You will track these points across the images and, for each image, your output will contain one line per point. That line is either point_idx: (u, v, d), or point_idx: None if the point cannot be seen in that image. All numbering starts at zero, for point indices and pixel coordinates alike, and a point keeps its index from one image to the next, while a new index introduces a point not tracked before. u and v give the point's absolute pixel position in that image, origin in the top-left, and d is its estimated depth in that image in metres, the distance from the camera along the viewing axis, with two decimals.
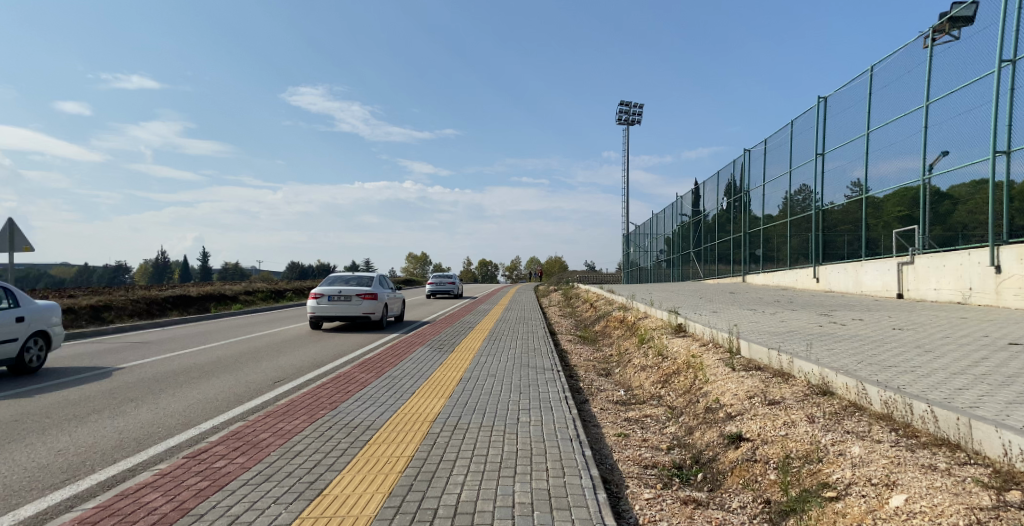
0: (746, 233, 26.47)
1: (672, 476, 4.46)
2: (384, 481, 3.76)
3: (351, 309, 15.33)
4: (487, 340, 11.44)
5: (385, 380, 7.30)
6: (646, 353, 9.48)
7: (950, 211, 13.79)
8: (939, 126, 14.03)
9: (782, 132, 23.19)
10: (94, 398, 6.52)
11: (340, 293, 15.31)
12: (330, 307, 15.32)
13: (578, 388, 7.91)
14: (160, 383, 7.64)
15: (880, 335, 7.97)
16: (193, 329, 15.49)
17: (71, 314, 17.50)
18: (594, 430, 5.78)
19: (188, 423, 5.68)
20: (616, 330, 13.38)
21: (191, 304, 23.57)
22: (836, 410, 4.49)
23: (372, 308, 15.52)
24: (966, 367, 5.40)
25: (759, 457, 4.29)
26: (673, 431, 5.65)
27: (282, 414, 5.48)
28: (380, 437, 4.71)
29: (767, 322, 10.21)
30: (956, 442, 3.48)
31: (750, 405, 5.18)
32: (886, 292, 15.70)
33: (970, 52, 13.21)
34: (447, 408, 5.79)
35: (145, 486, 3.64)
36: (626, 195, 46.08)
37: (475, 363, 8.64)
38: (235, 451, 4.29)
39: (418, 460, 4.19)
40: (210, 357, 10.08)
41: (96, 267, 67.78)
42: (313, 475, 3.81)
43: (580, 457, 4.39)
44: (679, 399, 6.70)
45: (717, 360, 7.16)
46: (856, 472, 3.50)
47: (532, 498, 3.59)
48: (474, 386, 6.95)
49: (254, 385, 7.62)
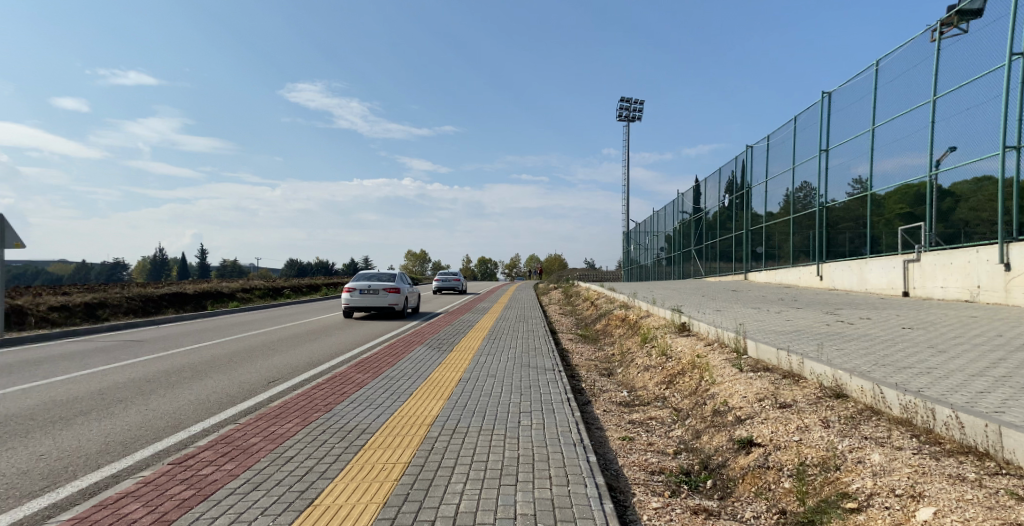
0: (747, 231, 26.31)
1: (680, 483, 4.27)
2: (379, 490, 3.57)
3: (379, 301, 17.20)
4: (487, 339, 11.25)
5: (382, 381, 7.11)
6: (649, 352, 9.29)
7: (952, 208, 13.70)
8: (946, 121, 13.77)
9: (785, 128, 22.97)
10: (82, 399, 6.33)
11: (370, 286, 17.28)
12: (360, 299, 17.25)
13: (580, 388, 7.73)
14: (151, 383, 7.45)
15: (890, 335, 7.78)
16: (189, 327, 15.28)
17: (65, 311, 17.29)
18: (597, 433, 5.59)
19: (177, 426, 5.48)
20: (618, 329, 13.20)
21: (188, 302, 23.39)
22: (852, 414, 4.29)
23: (396, 300, 17.41)
24: (984, 369, 5.21)
25: (772, 464, 4.10)
26: (680, 434, 5.46)
27: (275, 418, 5.30)
28: (376, 441, 4.51)
29: (773, 321, 10.02)
30: (984, 451, 3.29)
31: (759, 408, 5.00)
32: (892, 290, 15.50)
33: (978, 46, 12.97)
34: (446, 411, 5.60)
35: (126, 496, 3.43)
36: (627, 192, 45.86)
37: (474, 363, 8.46)
38: (223, 457, 4.08)
39: (414, 467, 3.99)
40: (204, 356, 9.88)
41: (94, 265, 67.60)
42: (304, 483, 3.62)
43: (585, 463, 4.20)
44: (684, 401, 6.52)
45: (724, 361, 6.98)
46: (878, 482, 3.31)
47: (535, 509, 3.39)
48: (474, 387, 6.77)
49: (247, 386, 7.43)
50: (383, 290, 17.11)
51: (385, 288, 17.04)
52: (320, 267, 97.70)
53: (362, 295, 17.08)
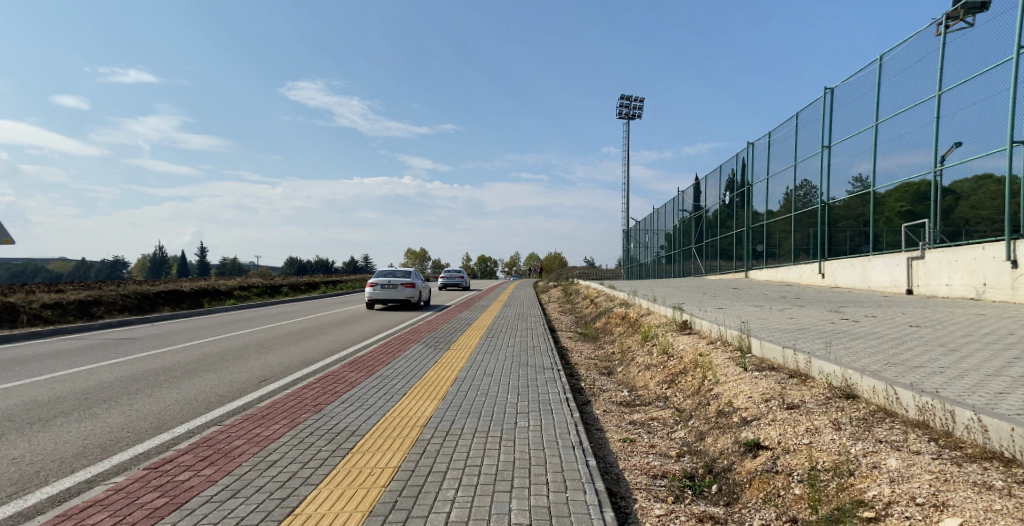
0: (748, 229, 26.05)
1: (684, 488, 4.07)
2: (365, 497, 3.37)
3: (397, 294, 19.57)
4: (484, 337, 11.04)
5: (375, 381, 6.89)
6: (650, 351, 9.09)
7: (953, 208, 13.54)
8: (951, 116, 13.52)
9: (786, 125, 22.72)
10: (65, 400, 6.13)
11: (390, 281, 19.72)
12: (381, 293, 19.78)
13: (579, 387, 7.52)
14: (138, 382, 7.24)
15: (897, 333, 7.57)
16: (183, 325, 15.06)
17: (58, 309, 17.06)
18: (597, 435, 5.39)
19: (160, 427, 5.28)
20: (617, 327, 13.01)
21: (184, 299, 23.18)
22: (863, 415, 4.08)
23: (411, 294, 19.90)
24: (999, 369, 4.99)
25: (781, 468, 3.89)
26: (683, 436, 5.26)
27: (261, 419, 5.09)
28: (365, 444, 4.30)
29: (776, 319, 9.81)
30: (1010, 457, 3.10)
31: (765, 409, 4.79)
32: (896, 287, 15.30)
33: (986, 39, 12.71)
34: (441, 411, 5.40)
35: (93, 505, 3.22)
36: (627, 190, 45.65)
37: (471, 362, 8.26)
38: (202, 462, 3.88)
39: (404, 472, 3.79)
40: (196, 355, 9.67)
41: (93, 263, 67.43)
42: (285, 490, 3.41)
43: (584, 467, 4.00)
44: (686, 401, 6.32)
45: (727, 360, 6.80)
46: (896, 489, 3.12)
47: (531, 519, 3.18)
48: (470, 386, 6.56)
49: (237, 385, 7.23)
50: (401, 285, 19.57)
51: (402, 283, 19.50)
52: (319, 266, 97.48)
53: (383, 289, 19.55)
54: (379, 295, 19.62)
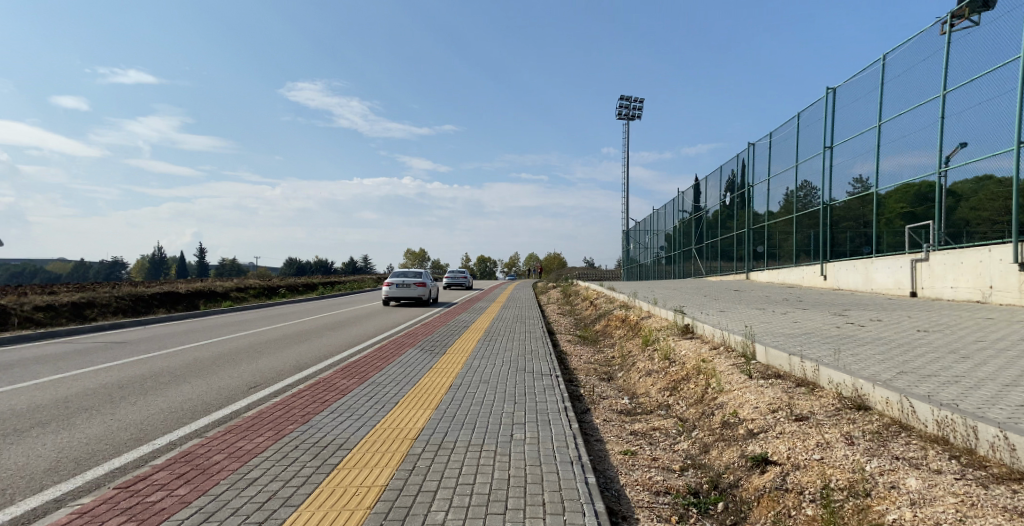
0: (750, 229, 25.70)
1: (688, 506, 3.85)
2: (347, 521, 3.16)
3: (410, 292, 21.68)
4: (482, 341, 10.81)
5: (367, 389, 6.67)
6: (651, 356, 8.86)
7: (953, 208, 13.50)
8: (956, 116, 13.30)
9: (788, 125, 22.49)
10: (44, 409, 5.92)
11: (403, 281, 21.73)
12: (395, 291, 21.84)
13: (578, 395, 7.29)
14: (123, 389, 7.03)
15: (906, 338, 7.34)
16: (176, 327, 14.84)
17: (51, 311, 16.86)
18: (596, 447, 5.17)
19: (140, 438, 5.06)
20: (617, 330, 12.80)
21: (180, 301, 22.96)
22: (877, 429, 3.86)
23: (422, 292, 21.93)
24: (1017, 378, 4.77)
25: (791, 486, 3.67)
26: (686, 448, 5.04)
27: (245, 430, 4.87)
28: (351, 460, 4.08)
29: (780, 323, 9.58)
30: None
31: (772, 421, 4.57)
32: (899, 290, 15.08)
33: (991, 38, 12.49)
34: (434, 422, 5.18)
35: None
36: (626, 191, 45.40)
37: (467, 367, 8.04)
38: (177, 480, 3.67)
39: (391, 491, 3.57)
40: (186, 359, 9.46)
41: (93, 263, 67.52)
42: (263, 513, 3.20)
43: (583, 486, 3.78)
44: (689, 410, 6.10)
45: (732, 367, 6.58)
46: (919, 514, 2.90)
47: None
48: (465, 394, 6.34)
49: (225, 393, 7.02)
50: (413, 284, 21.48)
51: (413, 283, 21.31)
52: (319, 266, 97.32)
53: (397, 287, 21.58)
54: (394, 293, 21.61)
